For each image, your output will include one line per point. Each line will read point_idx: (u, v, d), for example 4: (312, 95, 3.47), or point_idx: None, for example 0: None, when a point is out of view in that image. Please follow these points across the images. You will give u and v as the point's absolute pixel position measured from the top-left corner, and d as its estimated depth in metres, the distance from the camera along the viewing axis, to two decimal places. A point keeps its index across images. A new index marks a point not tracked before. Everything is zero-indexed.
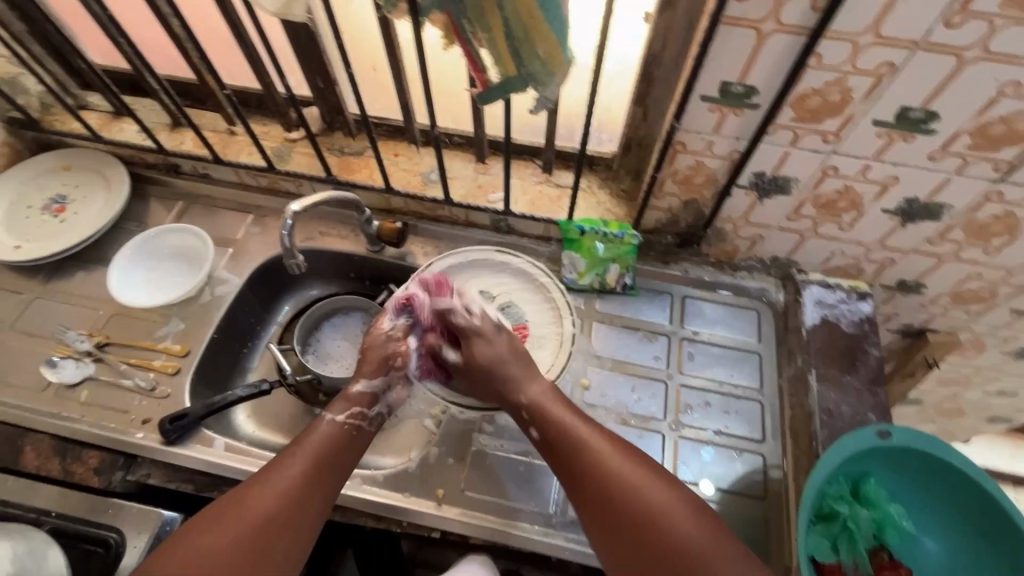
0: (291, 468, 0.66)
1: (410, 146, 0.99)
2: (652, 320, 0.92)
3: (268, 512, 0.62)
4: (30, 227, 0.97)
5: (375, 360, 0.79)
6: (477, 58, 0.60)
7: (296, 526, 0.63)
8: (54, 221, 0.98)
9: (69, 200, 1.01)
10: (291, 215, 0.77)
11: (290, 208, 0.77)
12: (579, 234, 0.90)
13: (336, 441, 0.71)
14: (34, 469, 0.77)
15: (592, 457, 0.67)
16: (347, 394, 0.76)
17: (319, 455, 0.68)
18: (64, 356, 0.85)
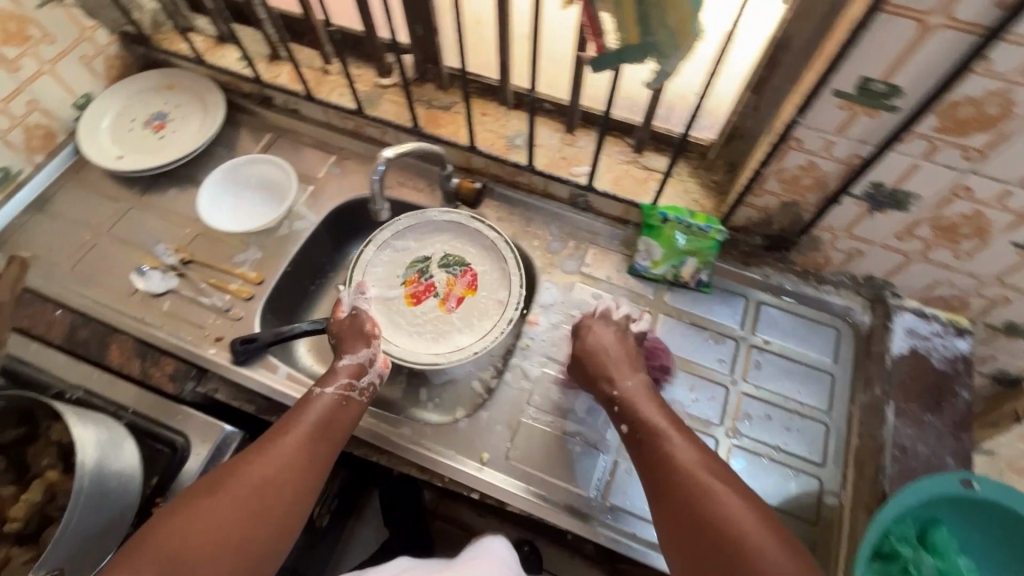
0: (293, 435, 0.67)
1: (498, 106, 0.97)
2: (721, 322, 0.88)
3: (271, 477, 0.64)
4: (132, 140, 1.02)
5: (354, 336, 0.80)
6: (597, 21, 0.58)
7: (298, 488, 0.65)
8: (155, 137, 1.03)
9: (169, 118, 1.05)
10: (383, 160, 0.77)
11: (382, 153, 0.77)
12: (661, 221, 0.86)
13: (333, 410, 0.72)
14: (117, 366, 0.82)
15: (681, 477, 0.60)
16: (335, 367, 0.76)
17: (319, 423, 0.70)
18: (152, 266, 0.90)
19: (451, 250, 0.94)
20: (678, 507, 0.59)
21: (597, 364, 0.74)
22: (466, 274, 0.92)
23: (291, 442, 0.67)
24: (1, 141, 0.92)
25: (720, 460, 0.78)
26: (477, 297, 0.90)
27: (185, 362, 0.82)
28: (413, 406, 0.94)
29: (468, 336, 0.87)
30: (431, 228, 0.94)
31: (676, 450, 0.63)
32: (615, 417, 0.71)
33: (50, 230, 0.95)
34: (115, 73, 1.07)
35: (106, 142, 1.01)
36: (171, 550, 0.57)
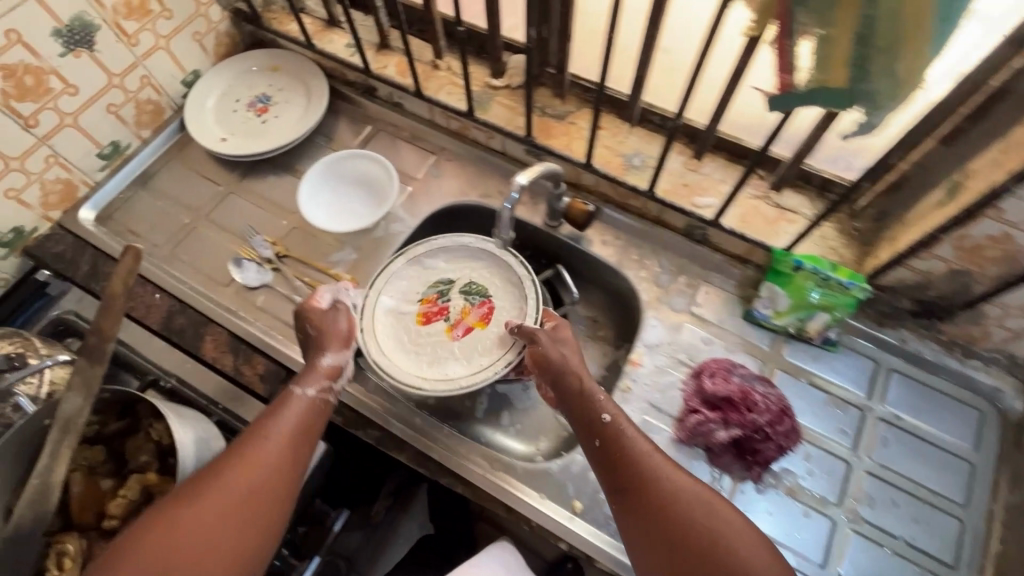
0: (259, 444, 0.64)
1: (617, 120, 0.90)
2: (845, 386, 0.80)
3: (244, 485, 0.61)
4: (236, 121, 1.00)
5: (332, 329, 0.76)
6: (791, 55, 0.51)
7: (272, 494, 0.62)
8: (258, 120, 1.01)
9: (272, 101, 1.03)
10: (518, 187, 0.73)
11: (518, 180, 0.73)
12: (793, 269, 0.78)
13: (305, 410, 0.69)
14: (211, 359, 0.81)
15: (643, 474, 0.63)
16: (317, 365, 0.72)
17: (288, 427, 0.66)
18: (249, 258, 0.88)
19: (478, 278, 0.86)
20: (643, 503, 0.62)
21: (568, 362, 0.73)
22: (483, 305, 0.84)
23: (261, 449, 0.63)
24: (115, 115, 0.92)
25: (837, 546, 0.71)
26: (486, 332, 0.82)
27: (276, 363, 0.81)
28: (494, 430, 0.90)
29: (461, 368, 0.80)
30: (465, 253, 0.88)
31: (642, 446, 0.65)
32: (596, 406, 0.68)
33: (152, 209, 0.95)
34: (223, 50, 1.05)
35: (211, 121, 1.00)
36: (162, 555, 0.56)
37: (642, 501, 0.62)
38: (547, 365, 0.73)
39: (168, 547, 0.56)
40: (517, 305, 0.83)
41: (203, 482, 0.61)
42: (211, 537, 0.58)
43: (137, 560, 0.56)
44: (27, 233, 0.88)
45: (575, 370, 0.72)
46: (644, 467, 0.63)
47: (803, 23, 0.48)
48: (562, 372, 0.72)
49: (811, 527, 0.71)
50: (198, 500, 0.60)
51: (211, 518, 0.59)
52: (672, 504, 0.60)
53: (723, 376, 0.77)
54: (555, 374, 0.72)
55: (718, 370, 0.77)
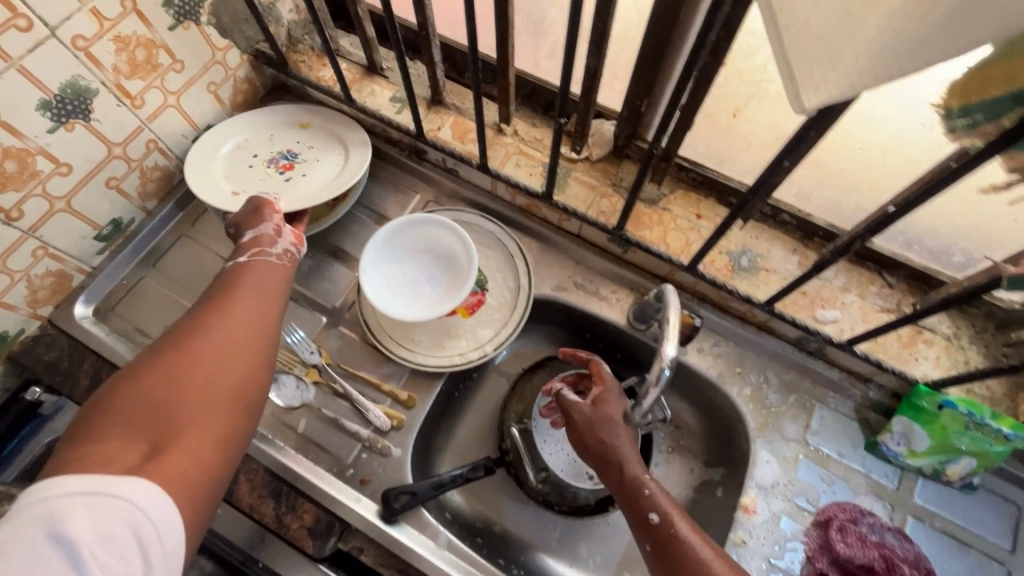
0: (226, 314, 0.56)
1: (720, 210, 0.76)
2: (988, 538, 0.70)
3: (219, 351, 0.53)
4: (250, 178, 0.80)
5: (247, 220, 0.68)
6: None
7: (252, 365, 0.54)
8: (278, 180, 0.81)
9: (300, 159, 0.83)
10: (668, 362, 0.58)
11: (671, 353, 0.58)
12: (939, 408, 0.66)
13: (262, 282, 0.62)
14: (247, 508, 0.67)
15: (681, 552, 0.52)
16: (244, 245, 0.65)
17: (250, 303, 0.58)
18: (285, 370, 0.74)
19: (483, 266, 0.81)
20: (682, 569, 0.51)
21: (602, 436, 0.62)
22: (476, 297, 0.79)
23: (231, 319, 0.56)
24: (115, 189, 0.75)
25: None
26: (464, 323, 0.77)
27: (325, 512, 0.67)
28: (571, 565, 0.77)
29: (428, 342, 0.76)
30: (483, 237, 0.84)
31: (693, 543, 0.53)
32: (639, 501, 0.57)
33: (165, 300, 0.80)
34: (241, 98, 0.88)
35: (218, 175, 0.80)
36: (140, 411, 0.47)
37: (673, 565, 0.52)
38: (592, 439, 0.63)
39: (147, 397, 0.48)
40: (503, 308, 0.78)
41: (180, 345, 0.52)
42: (199, 392, 0.49)
43: (108, 416, 0.46)
44: (10, 337, 0.72)
45: (621, 460, 0.60)
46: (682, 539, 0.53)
47: None
48: (606, 456, 0.61)
49: None
50: (180, 360, 0.51)
51: (193, 383, 0.49)
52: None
53: (854, 533, 0.65)
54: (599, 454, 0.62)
55: (851, 528, 0.66)
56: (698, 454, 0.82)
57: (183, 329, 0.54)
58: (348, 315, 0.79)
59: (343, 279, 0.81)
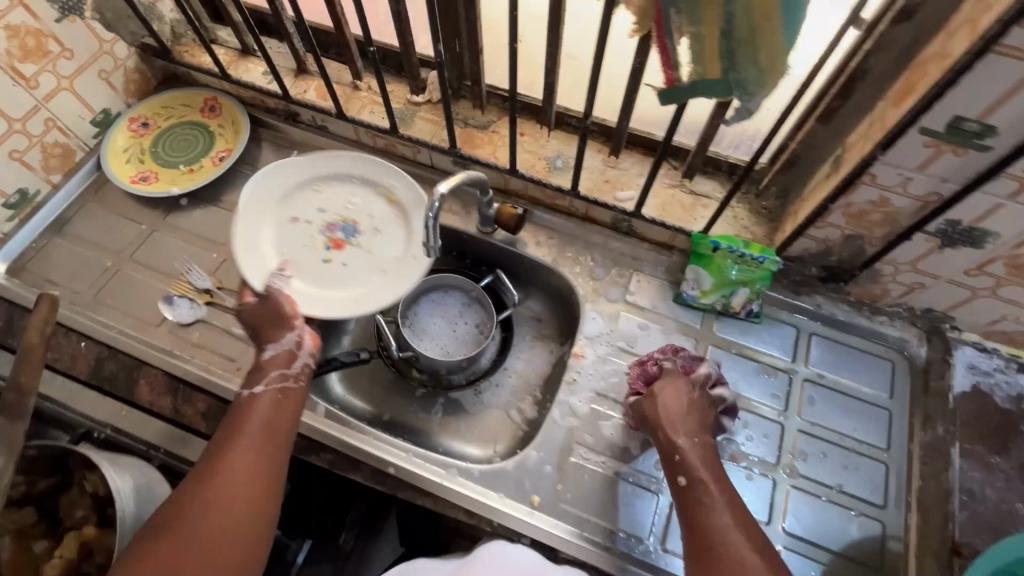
0: (244, 440, 0.63)
1: (538, 127, 0.93)
2: (773, 355, 0.85)
3: (240, 487, 0.60)
4: (303, 237, 0.88)
5: (272, 322, 0.75)
6: (673, 53, 0.53)
7: (267, 494, 0.62)
8: (323, 255, 0.87)
9: (355, 239, 0.89)
10: (439, 197, 0.69)
11: (439, 189, 0.69)
12: (712, 250, 0.83)
13: (275, 411, 0.68)
14: (148, 405, 0.78)
15: (717, 532, 0.59)
16: (263, 363, 0.71)
17: (263, 431, 0.65)
18: (180, 294, 0.86)
19: None
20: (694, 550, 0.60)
21: (670, 415, 0.70)
22: None
23: (248, 447, 0.63)
24: (18, 161, 0.88)
25: (779, 502, 0.75)
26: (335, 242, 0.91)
27: (217, 398, 0.79)
28: (449, 437, 0.90)
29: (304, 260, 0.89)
30: None
31: (721, 515, 0.61)
32: (673, 468, 0.67)
33: (71, 255, 0.91)
34: (134, 87, 1.02)
35: (253, 214, 0.86)
36: None
37: (700, 542, 0.59)
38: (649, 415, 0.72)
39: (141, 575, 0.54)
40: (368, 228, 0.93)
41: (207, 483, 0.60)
42: (198, 545, 0.56)
43: None
44: None
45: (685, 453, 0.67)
46: (708, 515, 0.61)
47: (677, 23, 0.51)
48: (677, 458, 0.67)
49: (754, 488, 0.76)
50: (197, 510, 0.58)
51: (211, 527, 0.57)
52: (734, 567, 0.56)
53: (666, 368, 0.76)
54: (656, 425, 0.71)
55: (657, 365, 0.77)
56: (553, 335, 0.96)
57: (208, 462, 0.61)
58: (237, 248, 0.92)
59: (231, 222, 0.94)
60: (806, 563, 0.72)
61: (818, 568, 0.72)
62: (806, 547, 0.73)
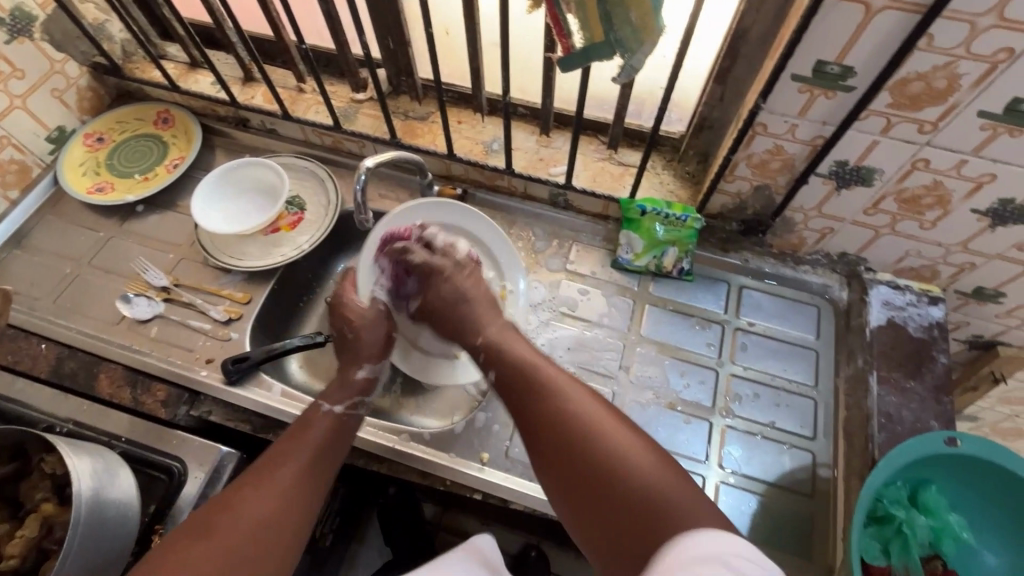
0: (297, 449, 0.65)
1: (474, 114, 0.99)
2: (706, 308, 0.90)
3: (285, 490, 0.59)
4: (423, 268, 0.91)
5: (371, 342, 0.80)
6: (562, 21, 0.59)
7: (306, 505, 0.60)
8: (423, 312, 0.90)
9: None
10: (364, 170, 0.76)
11: (364, 163, 0.76)
12: (639, 214, 0.88)
13: (331, 432, 0.69)
14: (108, 397, 0.81)
15: (577, 425, 0.54)
16: (346, 383, 0.76)
17: (314, 447, 0.66)
18: (137, 293, 0.90)
19: (301, 194, 1.00)
20: (559, 456, 0.54)
21: (459, 302, 0.78)
22: (297, 215, 0.97)
23: (302, 456, 0.64)
24: None
25: (714, 442, 0.80)
26: (286, 235, 0.96)
27: (176, 386, 0.83)
28: (408, 412, 0.93)
29: (257, 253, 0.94)
30: (300, 172, 1.02)
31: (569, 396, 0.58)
32: (484, 366, 0.70)
33: (31, 266, 0.95)
34: (88, 104, 1.07)
35: (402, 229, 0.85)
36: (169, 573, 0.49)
37: (564, 442, 0.54)
38: (447, 305, 0.78)
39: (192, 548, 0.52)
40: (318, 220, 0.97)
41: (257, 479, 0.60)
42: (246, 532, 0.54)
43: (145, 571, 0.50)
44: None
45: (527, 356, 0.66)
46: (568, 410, 0.56)
47: None
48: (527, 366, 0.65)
49: (691, 431, 0.80)
50: (242, 503, 0.57)
51: (249, 520, 0.55)
52: (618, 460, 0.50)
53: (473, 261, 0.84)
54: (460, 328, 0.77)
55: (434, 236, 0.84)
56: None
57: (262, 462, 0.62)
58: (192, 247, 0.96)
59: (186, 224, 0.99)
60: (743, 495, 0.76)
61: (755, 498, 0.76)
62: (743, 480, 0.77)
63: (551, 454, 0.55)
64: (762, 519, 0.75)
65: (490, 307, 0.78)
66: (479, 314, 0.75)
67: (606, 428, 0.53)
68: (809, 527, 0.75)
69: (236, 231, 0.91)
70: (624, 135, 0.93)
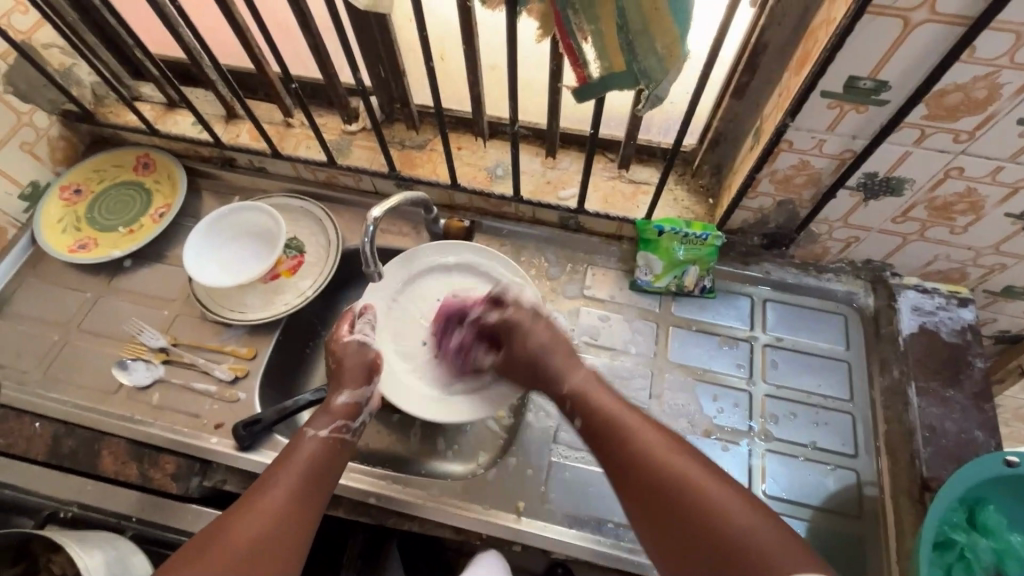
0: (286, 473, 0.62)
1: (475, 139, 0.94)
2: (731, 326, 0.87)
3: (275, 515, 0.58)
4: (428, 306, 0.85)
5: (355, 366, 0.74)
6: (579, 52, 0.55)
7: (300, 526, 0.59)
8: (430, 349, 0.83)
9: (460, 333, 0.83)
10: (373, 221, 0.71)
11: (372, 213, 0.71)
12: (657, 234, 0.85)
13: (323, 454, 0.66)
14: (113, 474, 0.76)
15: (667, 468, 0.56)
16: (330, 407, 0.71)
17: (305, 470, 0.63)
18: (134, 357, 0.85)
19: (298, 235, 0.95)
20: (648, 494, 0.56)
21: (538, 355, 0.73)
22: (296, 258, 0.92)
23: (289, 478, 0.62)
24: None
25: (755, 468, 0.77)
26: (287, 282, 0.91)
27: (184, 457, 0.78)
28: (431, 457, 0.87)
29: (258, 303, 0.89)
30: (295, 212, 0.97)
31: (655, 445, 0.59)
32: (568, 415, 0.68)
33: (15, 335, 0.88)
34: (61, 154, 1.00)
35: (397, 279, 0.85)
36: None
37: (656, 490, 0.56)
38: (528, 359, 0.73)
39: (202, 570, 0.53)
40: (319, 263, 0.92)
41: (245, 506, 0.59)
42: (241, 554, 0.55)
43: None
44: None
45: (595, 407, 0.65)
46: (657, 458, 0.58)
47: (577, 24, 0.52)
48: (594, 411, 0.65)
49: (731, 458, 0.78)
50: (231, 531, 0.56)
51: (239, 548, 0.55)
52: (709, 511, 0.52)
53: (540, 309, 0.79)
54: (540, 376, 0.72)
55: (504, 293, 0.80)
56: None
57: (250, 488, 0.61)
58: (188, 301, 0.91)
59: (179, 277, 0.93)
60: (791, 523, 0.74)
61: (803, 525, 0.74)
62: (789, 507, 0.75)
63: (639, 492, 0.57)
64: (811, 545, 0.72)
65: (569, 351, 0.73)
66: (559, 367, 0.71)
67: (692, 472, 0.56)
68: (861, 550, 0.72)
69: (233, 283, 0.85)
70: (634, 151, 0.89)
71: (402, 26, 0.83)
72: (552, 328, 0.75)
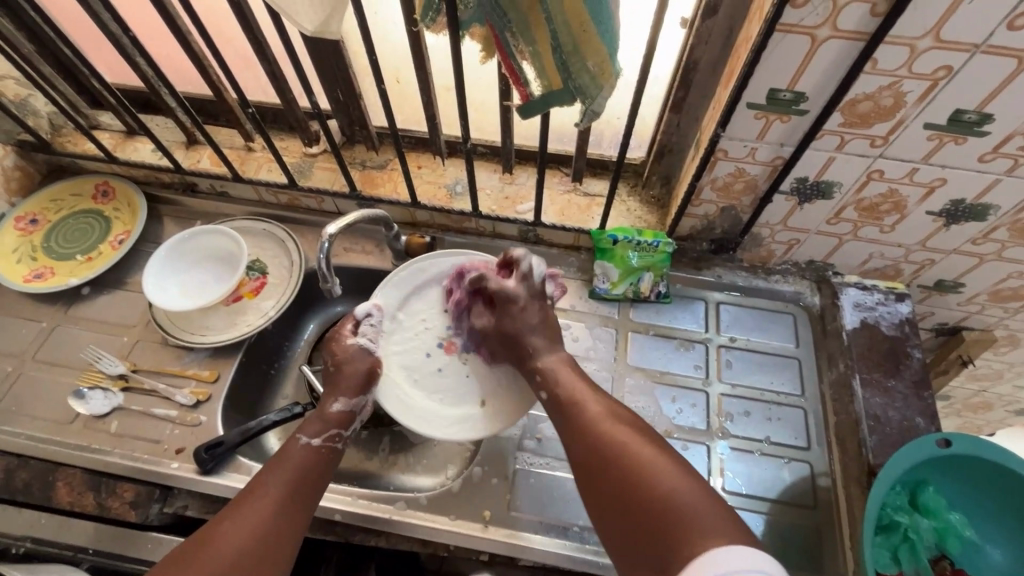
0: (275, 479, 0.62)
1: (434, 158, 0.97)
2: (687, 329, 0.90)
3: (267, 519, 0.58)
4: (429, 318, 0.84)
5: (353, 373, 0.73)
6: (519, 72, 0.58)
7: (289, 530, 0.59)
8: (436, 363, 0.81)
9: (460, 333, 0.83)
10: (328, 237, 0.72)
11: (327, 229, 0.73)
12: (612, 243, 0.88)
13: (314, 461, 0.65)
14: (68, 506, 0.75)
15: (610, 442, 0.58)
16: (325, 413, 0.70)
17: (296, 477, 0.63)
18: (91, 386, 0.83)
19: (259, 256, 0.95)
20: (592, 465, 0.57)
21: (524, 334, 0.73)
22: (259, 280, 0.93)
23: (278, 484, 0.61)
24: None
25: (714, 465, 0.79)
26: (249, 303, 0.91)
27: (145, 484, 0.77)
28: (400, 472, 0.87)
29: (219, 326, 0.89)
30: (257, 235, 0.98)
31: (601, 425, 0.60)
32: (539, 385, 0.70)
33: None
34: (16, 184, 1.00)
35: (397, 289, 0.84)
36: None
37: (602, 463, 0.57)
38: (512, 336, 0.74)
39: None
40: (282, 283, 0.93)
41: (236, 510, 0.58)
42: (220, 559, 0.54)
43: None
44: None
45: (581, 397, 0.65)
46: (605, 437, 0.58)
47: (516, 46, 0.55)
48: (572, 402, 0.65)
49: (690, 456, 0.80)
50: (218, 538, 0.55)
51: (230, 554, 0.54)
52: (643, 483, 0.53)
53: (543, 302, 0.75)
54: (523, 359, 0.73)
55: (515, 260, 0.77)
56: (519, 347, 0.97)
57: (239, 494, 0.60)
58: (147, 327, 0.90)
59: (139, 302, 0.92)
60: (749, 517, 0.76)
61: (761, 518, 0.76)
62: (748, 501, 0.77)
63: (586, 463, 0.58)
64: (770, 539, 0.74)
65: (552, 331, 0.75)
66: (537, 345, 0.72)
67: (631, 447, 0.56)
68: (817, 539, 0.75)
69: (193, 308, 0.85)
70: (587, 165, 0.94)
71: (357, 53, 0.86)
72: (544, 309, 0.76)
